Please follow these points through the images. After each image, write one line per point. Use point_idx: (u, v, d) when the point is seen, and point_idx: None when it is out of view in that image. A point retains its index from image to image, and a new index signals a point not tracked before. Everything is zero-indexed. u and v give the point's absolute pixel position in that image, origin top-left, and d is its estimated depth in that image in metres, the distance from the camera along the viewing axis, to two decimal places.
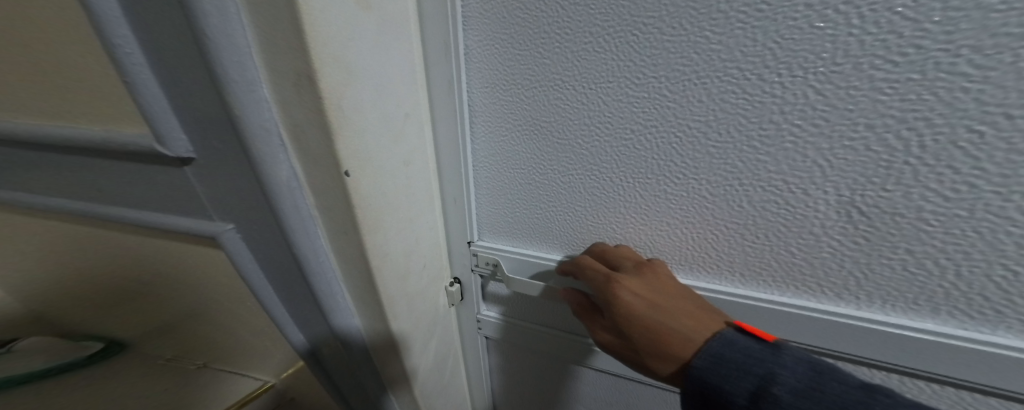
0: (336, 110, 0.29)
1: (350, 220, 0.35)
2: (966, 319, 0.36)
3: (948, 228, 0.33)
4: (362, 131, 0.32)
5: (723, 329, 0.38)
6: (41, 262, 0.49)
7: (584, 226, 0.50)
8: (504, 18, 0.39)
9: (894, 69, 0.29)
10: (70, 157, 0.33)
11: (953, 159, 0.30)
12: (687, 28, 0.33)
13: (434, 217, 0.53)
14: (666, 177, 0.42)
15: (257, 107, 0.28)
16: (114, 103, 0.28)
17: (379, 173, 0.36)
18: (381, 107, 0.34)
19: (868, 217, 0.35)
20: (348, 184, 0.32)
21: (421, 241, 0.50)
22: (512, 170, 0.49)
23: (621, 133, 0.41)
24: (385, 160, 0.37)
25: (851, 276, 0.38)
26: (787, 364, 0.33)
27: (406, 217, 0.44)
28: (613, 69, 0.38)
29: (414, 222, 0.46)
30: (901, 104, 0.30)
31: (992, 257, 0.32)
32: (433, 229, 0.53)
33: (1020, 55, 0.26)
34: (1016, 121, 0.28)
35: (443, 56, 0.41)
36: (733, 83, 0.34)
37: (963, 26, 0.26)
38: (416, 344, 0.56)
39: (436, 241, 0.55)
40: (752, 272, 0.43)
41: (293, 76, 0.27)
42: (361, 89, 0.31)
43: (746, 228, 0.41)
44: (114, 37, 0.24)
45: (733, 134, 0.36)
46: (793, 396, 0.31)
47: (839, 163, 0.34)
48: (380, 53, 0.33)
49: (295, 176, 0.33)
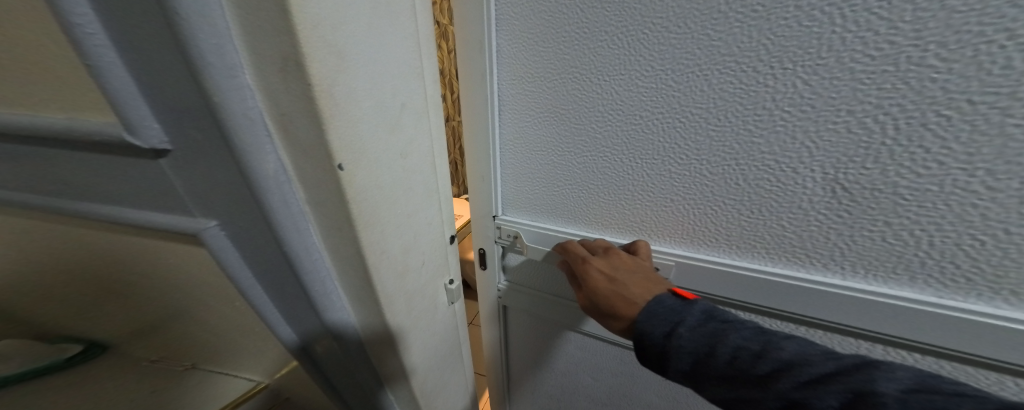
0: (328, 100, 0.26)
1: (347, 213, 0.33)
2: (941, 287, 0.34)
3: (921, 201, 0.32)
4: (354, 120, 0.30)
5: (661, 293, 0.41)
6: (8, 262, 0.46)
7: (597, 211, 0.49)
8: (530, 17, 0.40)
9: (871, 62, 0.29)
10: (33, 148, 0.30)
11: (922, 142, 0.30)
12: (691, 27, 0.33)
13: (434, 213, 0.51)
14: (671, 159, 0.41)
15: (239, 93, 0.25)
16: (73, 91, 0.25)
17: (373, 165, 0.34)
18: (376, 95, 0.32)
19: (851, 193, 0.34)
20: (342, 177, 0.30)
21: (421, 235, 0.48)
22: (533, 153, 0.49)
23: (632, 119, 0.40)
24: (381, 151, 0.35)
25: (836, 246, 0.37)
26: (693, 310, 0.38)
27: (404, 212, 0.42)
28: (625, 63, 0.38)
29: (411, 218, 0.44)
30: (877, 93, 0.30)
31: (959, 228, 0.32)
32: (432, 224, 0.51)
33: (980, 50, 0.26)
34: (977, 106, 0.27)
35: (478, 54, 0.44)
36: (731, 75, 0.34)
37: (930, 25, 0.26)
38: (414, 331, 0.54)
39: (437, 235, 0.53)
40: (749, 244, 0.42)
41: (279, 63, 0.25)
42: (354, 77, 0.29)
43: (742, 205, 0.40)
44: (74, 16, 0.21)
45: (730, 119, 0.36)
46: (691, 331, 0.37)
47: (824, 144, 0.33)
48: (375, 38, 0.31)
49: (284, 169, 0.30)
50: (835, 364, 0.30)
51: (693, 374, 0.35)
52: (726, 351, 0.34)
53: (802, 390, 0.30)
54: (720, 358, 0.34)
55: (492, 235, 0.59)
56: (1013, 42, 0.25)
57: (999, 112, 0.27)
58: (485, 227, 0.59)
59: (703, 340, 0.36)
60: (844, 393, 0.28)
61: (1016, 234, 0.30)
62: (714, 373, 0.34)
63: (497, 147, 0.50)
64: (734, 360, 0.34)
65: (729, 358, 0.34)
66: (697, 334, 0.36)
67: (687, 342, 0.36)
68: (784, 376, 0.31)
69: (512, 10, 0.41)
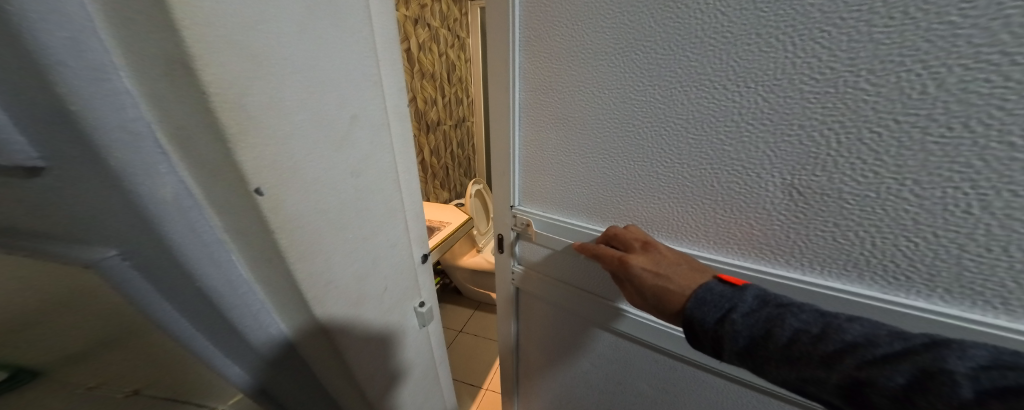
0: (249, 116, 0.24)
1: (273, 239, 0.28)
2: (885, 284, 0.36)
3: (863, 206, 0.35)
4: (277, 139, 0.26)
5: (707, 280, 0.38)
6: None
7: (598, 206, 0.54)
8: (545, 38, 0.50)
9: (817, 84, 0.34)
10: None
11: (857, 155, 0.33)
12: (675, 49, 0.40)
13: (398, 234, 0.45)
14: (658, 161, 0.46)
15: (113, 102, 0.20)
16: None
17: (314, 188, 0.30)
18: (320, 111, 0.29)
19: (807, 198, 0.37)
20: (260, 202, 0.26)
21: (381, 261, 0.43)
22: (545, 152, 0.57)
23: (626, 126, 0.47)
24: (325, 171, 0.31)
25: (795, 244, 0.40)
26: (748, 298, 0.34)
27: (358, 235, 0.37)
28: (622, 80, 0.45)
29: (368, 240, 0.39)
30: (823, 110, 0.34)
31: (894, 231, 0.34)
32: (396, 247, 0.46)
33: (903, 77, 0.30)
34: (902, 125, 0.31)
35: (501, 68, 0.55)
36: (707, 91, 0.40)
37: (862, 54, 0.31)
38: (394, 340, 0.51)
39: (403, 257, 0.48)
40: (722, 240, 0.45)
41: (163, 66, 0.21)
42: (292, 91, 0.26)
43: (718, 205, 0.43)
44: None
45: (707, 130, 0.41)
46: (746, 318, 0.33)
47: (781, 155, 0.37)
48: (323, 49, 0.28)
49: (188, 190, 0.25)
50: (903, 342, 0.27)
51: (751, 358, 0.32)
52: (785, 335, 0.30)
53: (868, 370, 0.26)
54: (778, 341, 0.30)
55: (508, 222, 0.66)
56: (929, 71, 0.29)
57: (919, 131, 0.30)
58: (504, 213, 0.66)
59: (760, 327, 0.32)
60: (911, 373, 0.25)
61: (945, 237, 0.32)
62: (773, 357, 0.30)
63: (518, 144, 0.60)
64: (793, 343, 0.30)
65: (788, 341, 0.30)
66: (752, 320, 0.33)
67: (744, 328, 0.32)
68: (849, 357, 0.27)
69: (529, 33, 0.51)
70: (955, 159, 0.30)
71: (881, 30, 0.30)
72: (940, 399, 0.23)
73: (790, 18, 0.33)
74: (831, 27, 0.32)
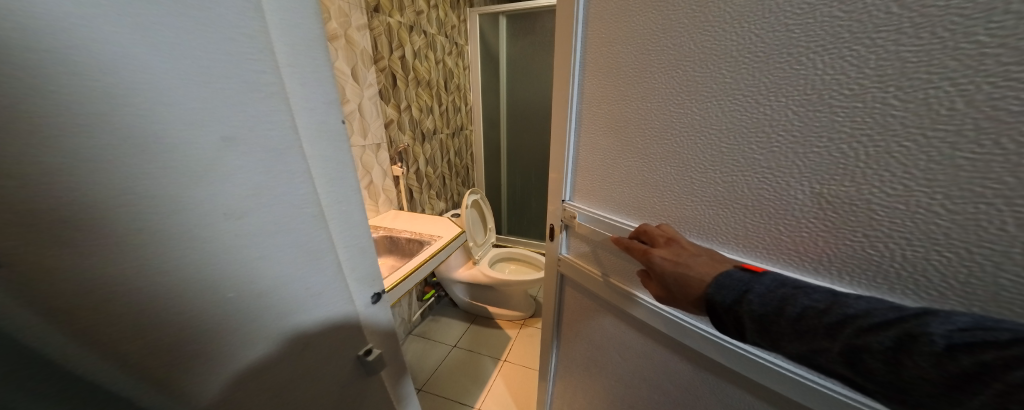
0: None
1: (39, 312, 0.21)
2: (915, 298, 0.26)
3: (889, 218, 0.25)
4: (16, 182, 0.19)
5: (728, 268, 0.31)
6: None
7: (633, 209, 0.45)
8: (601, 35, 0.44)
9: (844, 99, 0.26)
10: None
11: (885, 168, 0.25)
12: (711, 68, 0.33)
13: (323, 279, 0.37)
14: (696, 168, 0.37)
15: None
16: None
17: (119, 247, 0.23)
18: (130, 135, 0.22)
19: (836, 211, 0.28)
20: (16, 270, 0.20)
21: (293, 315, 0.35)
22: (591, 155, 0.50)
23: (667, 130, 0.39)
24: (160, 204, 0.24)
25: (824, 251, 0.29)
26: (764, 281, 0.28)
27: (243, 294, 0.30)
28: (666, 92, 0.38)
29: (263, 295, 0.31)
30: (851, 125, 0.26)
31: (925, 244, 0.25)
32: (322, 295, 0.37)
33: (929, 94, 0.22)
34: (930, 141, 0.23)
35: (566, 77, 0.49)
36: (742, 105, 0.32)
37: (890, 71, 0.23)
38: (339, 370, 0.42)
39: (338, 303, 0.40)
40: (754, 245, 0.34)
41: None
42: (55, 119, 0.20)
43: (749, 209, 0.33)
44: None
45: (736, 142, 0.33)
46: (763, 303, 0.27)
47: (804, 168, 0.29)
48: (156, 66, 0.23)
49: None
50: (897, 311, 0.22)
51: (762, 333, 0.27)
52: (796, 312, 0.26)
53: (864, 337, 0.23)
54: (787, 316, 0.26)
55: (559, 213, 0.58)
56: (955, 89, 0.22)
57: (948, 147, 0.22)
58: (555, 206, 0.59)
59: (772, 310, 0.27)
60: (897, 336, 0.22)
61: (978, 255, 0.23)
62: (785, 331, 0.26)
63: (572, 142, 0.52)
64: (801, 318, 0.25)
65: (797, 317, 0.26)
66: (766, 300, 0.27)
67: (759, 306, 0.27)
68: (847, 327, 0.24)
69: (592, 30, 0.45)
70: (986, 175, 0.22)
71: (908, 49, 0.23)
72: (924, 359, 0.20)
73: (819, 39, 0.26)
74: (861, 47, 0.24)
